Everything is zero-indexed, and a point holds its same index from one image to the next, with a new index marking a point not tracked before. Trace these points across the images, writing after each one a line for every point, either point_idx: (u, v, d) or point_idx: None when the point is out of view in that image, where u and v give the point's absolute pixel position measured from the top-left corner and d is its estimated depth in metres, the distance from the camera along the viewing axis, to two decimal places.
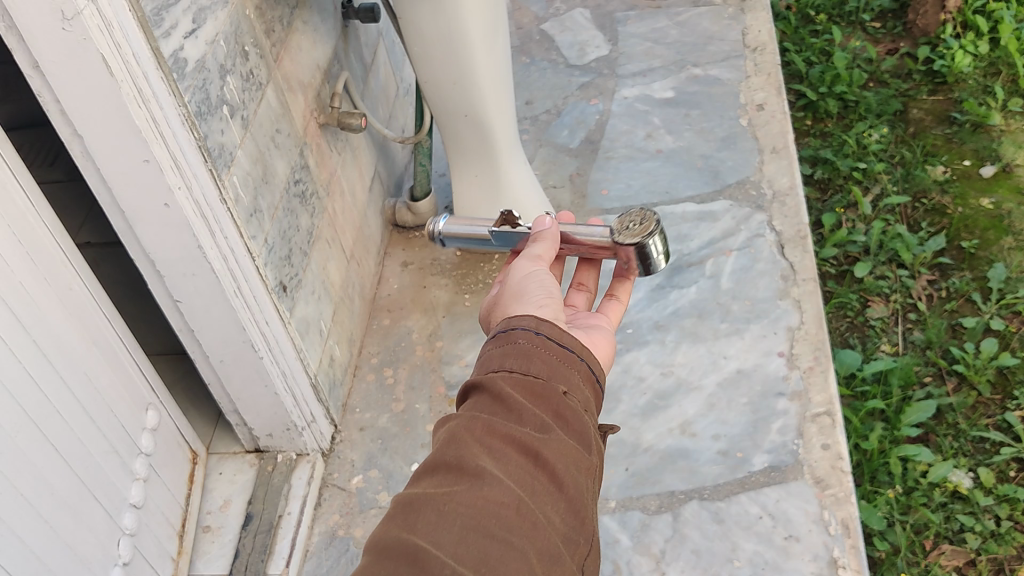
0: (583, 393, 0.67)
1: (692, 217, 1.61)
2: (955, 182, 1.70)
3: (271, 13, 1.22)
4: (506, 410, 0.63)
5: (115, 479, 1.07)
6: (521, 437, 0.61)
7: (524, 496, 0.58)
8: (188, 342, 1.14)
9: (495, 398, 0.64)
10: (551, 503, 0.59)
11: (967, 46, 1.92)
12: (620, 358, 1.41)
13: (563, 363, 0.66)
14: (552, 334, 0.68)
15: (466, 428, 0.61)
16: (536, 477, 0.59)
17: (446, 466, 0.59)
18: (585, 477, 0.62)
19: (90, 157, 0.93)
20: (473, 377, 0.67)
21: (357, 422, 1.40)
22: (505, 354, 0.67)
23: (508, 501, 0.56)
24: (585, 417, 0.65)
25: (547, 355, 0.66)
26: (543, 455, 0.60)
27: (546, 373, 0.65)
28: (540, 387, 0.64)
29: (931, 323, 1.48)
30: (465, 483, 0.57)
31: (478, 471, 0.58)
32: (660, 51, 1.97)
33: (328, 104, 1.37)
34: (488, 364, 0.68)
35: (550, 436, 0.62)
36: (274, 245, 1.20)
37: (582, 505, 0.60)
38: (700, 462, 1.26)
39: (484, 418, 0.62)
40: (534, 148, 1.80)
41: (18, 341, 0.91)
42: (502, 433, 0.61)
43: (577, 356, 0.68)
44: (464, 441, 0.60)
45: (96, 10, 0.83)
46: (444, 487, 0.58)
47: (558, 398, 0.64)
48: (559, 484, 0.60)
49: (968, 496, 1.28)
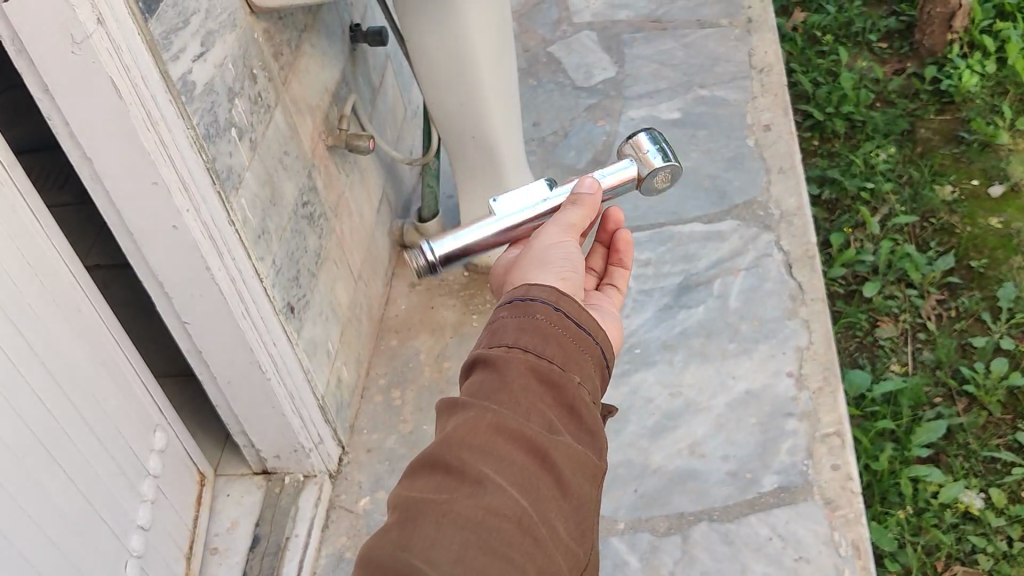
0: (593, 378, 0.67)
1: (699, 236, 1.61)
2: (963, 202, 1.70)
3: (280, 37, 1.23)
4: (515, 401, 0.62)
5: (121, 501, 1.07)
6: (530, 434, 0.60)
7: (527, 505, 0.57)
8: (195, 362, 1.14)
9: (503, 382, 0.63)
10: (556, 510, 0.59)
11: (974, 66, 1.92)
12: (628, 378, 1.41)
13: (578, 347, 0.66)
14: (570, 310, 0.68)
15: (473, 423, 0.60)
16: (542, 481, 0.59)
17: (446, 468, 0.59)
18: (590, 482, 0.62)
19: (98, 179, 0.93)
20: (483, 352, 0.66)
21: (365, 444, 1.40)
22: (520, 328, 0.66)
23: (512, 513, 0.56)
24: (594, 411, 0.65)
25: (562, 337, 0.66)
26: (551, 458, 0.60)
27: (560, 360, 0.65)
28: (554, 374, 0.64)
29: (941, 343, 1.47)
30: (465, 490, 0.57)
31: (480, 478, 0.57)
32: (667, 73, 1.98)
33: (337, 125, 1.38)
34: (499, 336, 0.67)
35: (557, 435, 0.62)
36: (282, 266, 1.20)
37: (585, 513, 0.60)
38: (710, 482, 1.25)
39: (492, 410, 0.61)
40: (541, 169, 1.80)
41: (26, 361, 0.91)
42: (510, 428, 0.60)
43: (592, 339, 0.68)
44: (467, 440, 0.59)
45: (106, 34, 0.84)
46: (444, 493, 0.57)
47: (573, 389, 0.64)
48: (564, 488, 0.60)
49: (980, 517, 1.27)
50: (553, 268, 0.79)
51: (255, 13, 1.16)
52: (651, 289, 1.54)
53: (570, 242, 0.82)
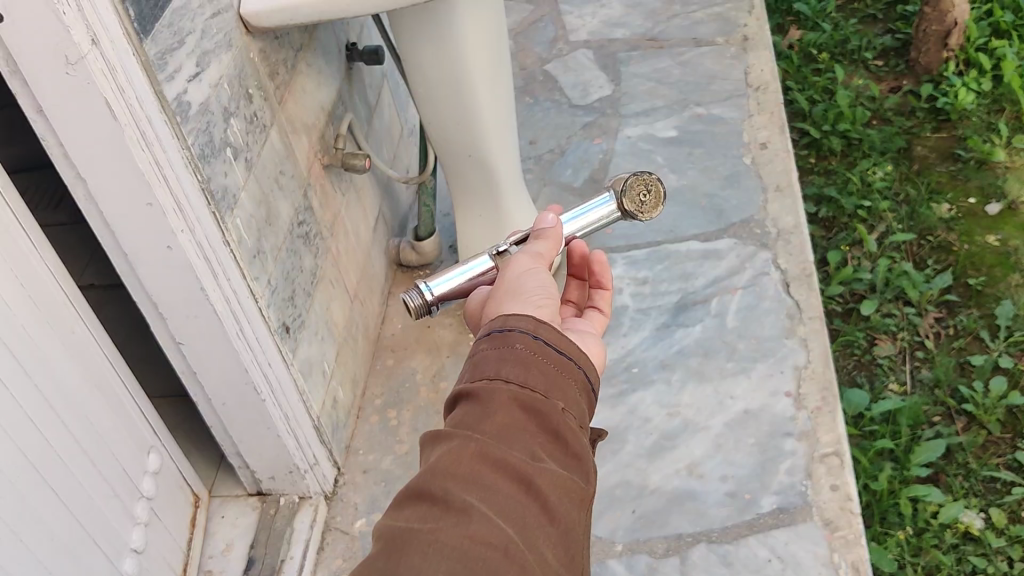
0: (579, 404, 0.66)
1: (696, 255, 1.61)
2: (961, 220, 1.69)
3: (276, 56, 1.23)
4: (498, 432, 0.61)
5: (116, 524, 1.06)
6: (515, 462, 0.59)
7: (513, 534, 0.56)
8: (190, 384, 1.13)
9: (486, 413, 0.63)
10: (543, 537, 0.58)
11: (970, 83, 1.92)
12: (626, 398, 1.40)
13: (561, 374, 0.66)
14: (549, 337, 0.67)
15: (457, 453, 0.60)
16: (528, 508, 0.58)
17: (431, 498, 0.58)
18: (579, 507, 0.61)
19: (92, 199, 0.93)
20: (466, 385, 0.66)
21: (360, 465, 1.39)
22: (501, 359, 0.65)
23: (498, 541, 0.55)
24: (580, 436, 0.64)
25: (544, 366, 0.65)
26: (535, 485, 0.59)
27: (543, 388, 0.64)
28: (538, 403, 0.63)
29: (939, 361, 1.47)
30: (450, 520, 0.56)
31: (465, 507, 0.56)
32: (664, 91, 1.98)
33: (331, 145, 1.38)
34: (480, 370, 0.66)
35: (542, 463, 0.61)
36: (277, 286, 1.19)
37: (572, 539, 0.59)
38: (708, 504, 1.24)
39: (476, 439, 0.60)
40: (539, 187, 1.80)
41: (18, 384, 0.91)
42: (493, 457, 0.59)
43: (575, 364, 0.67)
44: (452, 470, 0.59)
45: (100, 54, 0.84)
46: (429, 522, 0.56)
47: (558, 415, 0.63)
48: (551, 515, 0.59)
49: (980, 537, 1.27)
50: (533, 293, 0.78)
51: (250, 33, 1.16)
52: (648, 308, 1.53)
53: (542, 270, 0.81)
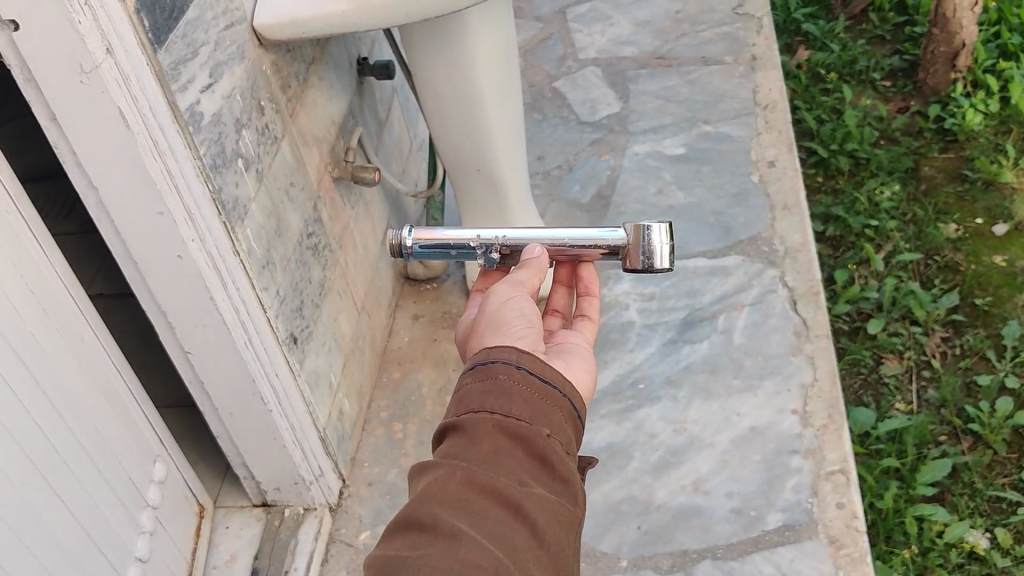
0: (565, 430, 0.66)
1: (704, 272, 1.61)
2: (967, 240, 1.70)
3: (288, 69, 1.24)
4: (485, 459, 0.61)
5: (121, 532, 1.07)
6: (501, 487, 0.59)
7: (503, 558, 0.56)
8: (197, 393, 1.14)
9: (472, 443, 0.63)
10: (532, 560, 0.58)
11: (978, 105, 1.93)
12: (632, 414, 1.40)
13: (545, 401, 0.66)
14: (532, 366, 0.67)
15: (443, 481, 0.60)
16: (517, 532, 0.58)
17: (420, 525, 0.58)
18: (567, 530, 0.61)
19: (104, 208, 0.94)
20: (452, 418, 0.66)
21: (366, 477, 1.38)
22: (485, 391, 0.65)
23: (486, 564, 0.55)
24: (568, 462, 0.64)
25: (528, 395, 0.66)
26: (523, 508, 0.59)
27: (527, 415, 0.64)
28: (523, 429, 0.63)
29: (945, 381, 1.47)
30: (440, 545, 0.56)
31: (453, 531, 0.56)
32: (671, 109, 1.98)
33: (342, 157, 1.39)
34: (464, 402, 0.66)
35: (529, 488, 0.61)
36: (285, 296, 1.20)
37: (562, 561, 0.59)
38: (713, 520, 1.24)
39: (462, 467, 0.60)
40: (545, 203, 1.81)
41: (27, 392, 0.91)
42: (481, 483, 0.60)
43: (559, 392, 0.67)
44: (439, 498, 0.59)
45: (115, 63, 0.85)
46: (418, 550, 0.56)
47: (543, 440, 0.63)
48: (540, 538, 0.59)
49: (986, 557, 1.26)
50: (513, 328, 0.78)
51: (263, 45, 1.17)
52: (655, 324, 1.53)
53: (523, 297, 0.81)
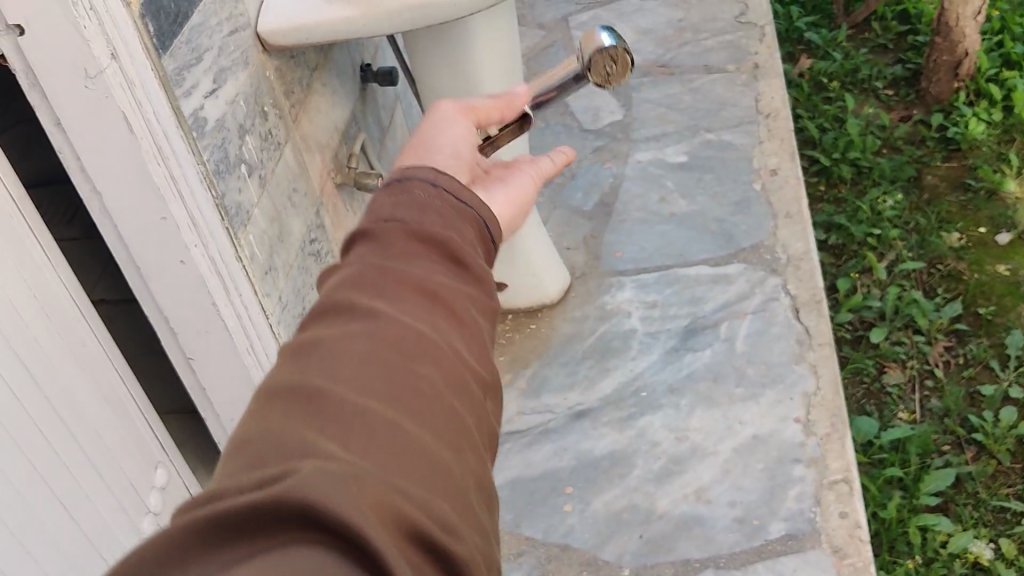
0: (456, 282, 0.61)
1: (706, 279, 1.61)
2: (970, 249, 1.70)
3: (291, 75, 1.24)
4: (371, 310, 0.55)
5: (122, 539, 1.06)
6: (394, 338, 0.53)
7: (393, 400, 0.50)
8: (199, 399, 1.14)
9: (359, 299, 0.56)
10: (432, 407, 0.51)
11: (980, 114, 1.93)
12: (634, 422, 1.39)
13: (435, 260, 0.61)
14: (426, 226, 0.62)
15: (323, 332, 0.53)
16: (409, 375, 0.52)
17: (296, 373, 0.50)
18: (463, 379, 0.55)
19: (107, 213, 0.94)
20: (336, 278, 0.59)
21: None
22: (374, 257, 0.60)
23: (371, 410, 0.48)
24: (460, 311, 0.59)
25: (418, 256, 0.60)
26: (421, 361, 0.53)
27: (423, 274, 0.59)
28: (419, 284, 0.58)
29: (949, 391, 1.46)
30: (320, 389, 0.48)
31: (336, 379, 0.49)
32: (674, 117, 1.98)
33: (345, 164, 1.39)
34: (349, 267, 0.59)
35: (417, 330, 0.55)
36: (287, 303, 1.19)
37: (464, 414, 0.54)
38: (715, 529, 1.24)
39: (352, 325, 0.54)
40: (548, 211, 1.81)
41: (30, 397, 0.91)
42: (367, 334, 0.53)
43: (453, 251, 0.62)
44: (318, 349, 0.52)
45: (119, 68, 0.85)
46: (294, 396, 0.48)
47: (435, 295, 0.58)
48: (436, 384, 0.53)
49: (990, 568, 1.25)
50: None
51: (267, 51, 1.17)
52: (657, 332, 1.53)
53: None
